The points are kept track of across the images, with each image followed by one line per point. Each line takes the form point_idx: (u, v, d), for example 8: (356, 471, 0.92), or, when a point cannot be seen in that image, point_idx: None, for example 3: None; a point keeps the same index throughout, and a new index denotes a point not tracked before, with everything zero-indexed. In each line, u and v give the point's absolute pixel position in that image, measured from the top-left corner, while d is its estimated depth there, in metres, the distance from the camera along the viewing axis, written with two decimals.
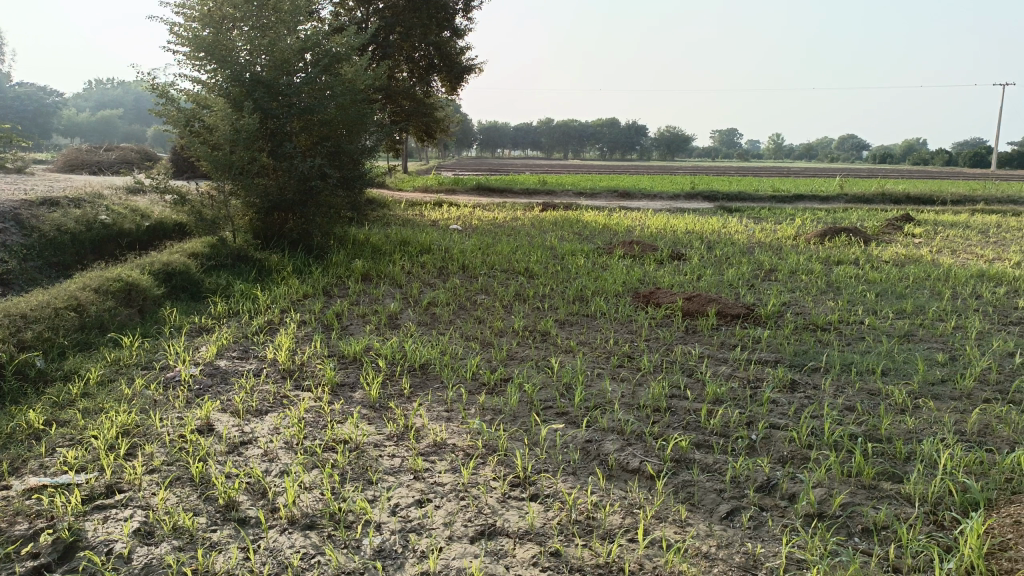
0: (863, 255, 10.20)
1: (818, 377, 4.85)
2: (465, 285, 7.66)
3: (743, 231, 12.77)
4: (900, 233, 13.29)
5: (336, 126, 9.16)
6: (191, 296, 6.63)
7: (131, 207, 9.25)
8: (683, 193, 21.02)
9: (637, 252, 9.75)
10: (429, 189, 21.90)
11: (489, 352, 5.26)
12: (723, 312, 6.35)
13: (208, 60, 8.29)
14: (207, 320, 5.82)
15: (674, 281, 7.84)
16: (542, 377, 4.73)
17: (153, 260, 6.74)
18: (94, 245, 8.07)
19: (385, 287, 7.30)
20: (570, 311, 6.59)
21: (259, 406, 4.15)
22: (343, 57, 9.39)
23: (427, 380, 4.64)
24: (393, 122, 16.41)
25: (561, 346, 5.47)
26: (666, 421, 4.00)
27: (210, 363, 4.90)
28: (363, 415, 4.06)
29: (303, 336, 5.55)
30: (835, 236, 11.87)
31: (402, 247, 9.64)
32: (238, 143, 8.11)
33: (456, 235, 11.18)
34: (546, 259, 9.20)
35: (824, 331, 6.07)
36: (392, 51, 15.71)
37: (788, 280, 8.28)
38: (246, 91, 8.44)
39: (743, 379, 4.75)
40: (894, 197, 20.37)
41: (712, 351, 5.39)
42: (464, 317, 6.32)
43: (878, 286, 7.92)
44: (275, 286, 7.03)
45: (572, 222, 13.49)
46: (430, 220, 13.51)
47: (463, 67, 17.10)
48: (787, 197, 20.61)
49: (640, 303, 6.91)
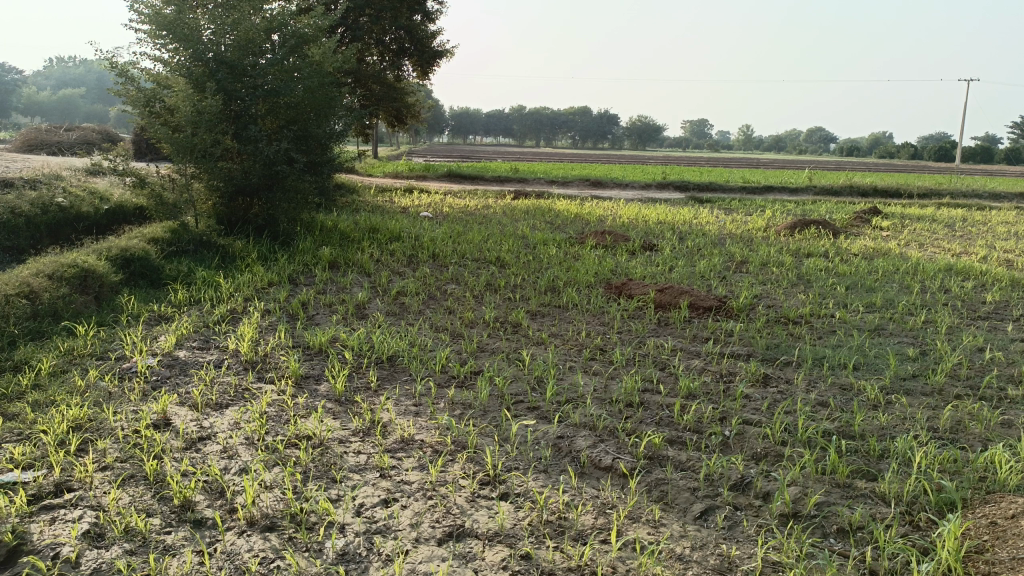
0: (833, 247, 10.25)
1: (790, 372, 4.82)
2: (436, 274, 7.53)
3: (714, 222, 12.80)
4: (867, 226, 13.40)
5: (303, 110, 8.94)
6: (151, 283, 6.41)
7: (90, 190, 8.96)
8: (655, 182, 21.05)
9: (609, 242, 9.69)
10: (399, 175, 21.65)
11: (459, 344, 5.15)
12: (695, 304, 6.29)
13: (170, 39, 8.02)
14: (167, 308, 5.63)
15: (646, 272, 7.79)
16: (512, 370, 4.63)
17: (112, 246, 6.52)
18: (51, 228, 7.79)
19: (353, 276, 7.14)
20: (542, 302, 6.50)
21: (220, 400, 4.00)
22: (311, 38, 9.16)
23: (395, 372, 4.52)
24: (363, 106, 16.17)
25: (533, 338, 5.38)
26: (639, 416, 3.93)
27: (169, 354, 4.72)
28: (328, 409, 3.93)
29: (268, 326, 5.39)
30: (805, 227, 11.94)
31: (371, 234, 9.47)
32: (201, 125, 7.87)
33: (427, 222, 11.02)
34: (518, 248, 9.10)
35: (796, 324, 6.05)
36: (362, 34, 15.44)
37: (760, 271, 8.28)
38: (209, 72, 8.20)
39: (716, 373, 4.70)
40: (862, 189, 20.58)
41: (684, 344, 5.33)
42: (434, 307, 6.20)
43: (848, 279, 7.94)
44: (240, 273, 6.84)
45: (544, 211, 13.39)
46: (400, 206, 13.33)
47: (434, 51, 16.88)
48: (757, 188, 20.71)
49: (613, 295, 6.84)
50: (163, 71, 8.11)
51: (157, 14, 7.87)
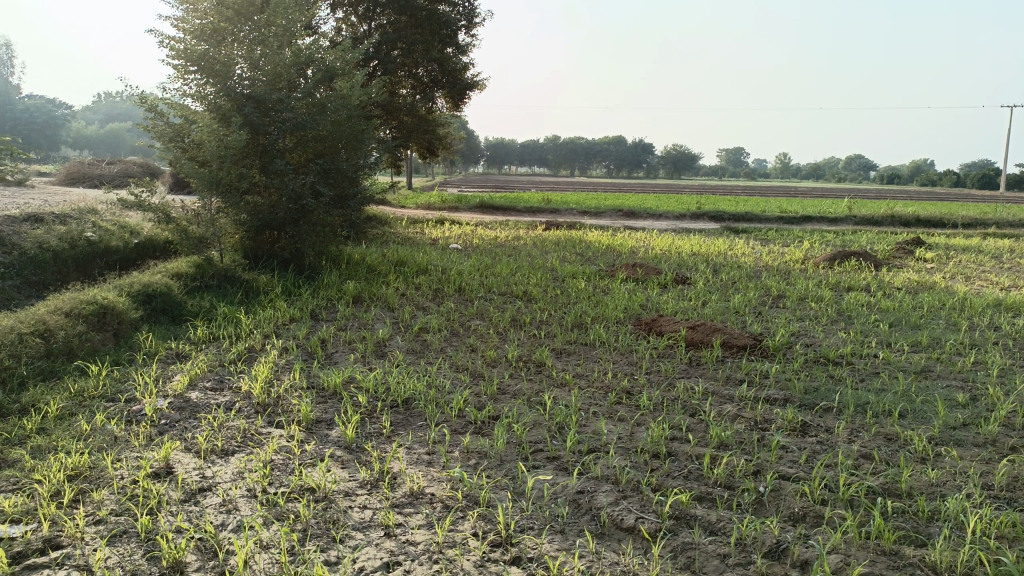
0: (874, 281, 9.87)
1: (830, 419, 4.52)
2: (461, 308, 7.36)
3: (750, 253, 12.49)
4: (910, 258, 12.96)
5: (331, 143, 8.90)
6: (171, 319, 6.33)
7: (120, 224, 8.99)
8: (689, 212, 20.76)
9: (640, 275, 9.44)
10: (432, 206, 21.64)
11: (479, 386, 4.94)
12: (728, 342, 6.01)
13: (200, 73, 8.04)
14: (184, 346, 5.53)
15: (677, 308, 7.53)
16: (533, 415, 4.40)
17: (134, 282, 6.47)
18: (78, 263, 7.81)
19: (376, 311, 7.00)
20: (568, 339, 6.28)
21: (225, 446, 3.85)
22: (340, 71, 9.14)
23: (410, 417, 4.32)
24: (395, 138, 16.21)
25: (556, 379, 5.15)
26: (666, 469, 3.67)
27: (180, 395, 4.59)
28: (336, 457, 3.75)
29: (284, 365, 5.25)
30: (845, 259, 11.57)
31: (398, 267, 9.35)
32: (228, 159, 7.84)
33: (456, 254, 10.89)
34: (547, 282, 8.91)
35: (836, 365, 5.73)
36: (394, 67, 15.49)
37: (797, 306, 7.96)
38: (237, 106, 8.21)
39: (750, 420, 4.42)
40: (904, 219, 20.06)
41: (717, 387, 5.05)
42: (456, 345, 6.01)
43: (890, 315, 7.58)
44: (261, 309, 6.74)
45: (575, 242, 13.19)
46: (431, 238, 13.25)
47: (466, 83, 16.89)
48: (794, 218, 20.29)
49: (642, 331, 6.59)
50: (192, 106, 8.12)
51: (187, 50, 7.91)
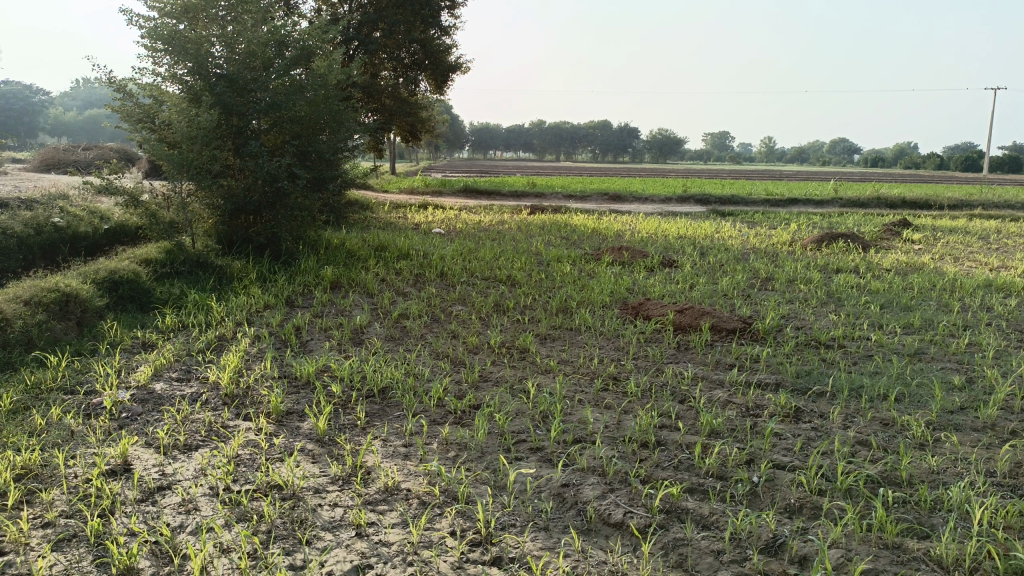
0: (863, 263, 9.73)
1: (825, 405, 4.35)
2: (442, 293, 7.14)
3: (737, 236, 12.32)
4: (897, 240, 12.85)
5: (308, 124, 8.62)
6: (139, 307, 6.07)
7: (89, 209, 8.68)
8: (675, 195, 20.59)
9: (626, 258, 9.24)
10: (415, 191, 21.33)
11: (460, 374, 4.73)
12: (718, 326, 5.83)
13: (170, 52, 7.74)
14: (151, 335, 5.29)
15: (665, 291, 7.34)
16: (516, 404, 4.20)
17: (100, 268, 6.20)
18: (43, 249, 7.52)
19: (354, 297, 6.76)
20: (553, 324, 6.08)
21: (188, 441, 3.63)
22: (316, 50, 8.84)
23: (387, 408, 4.11)
24: (377, 121, 15.89)
25: (540, 366, 4.95)
26: (655, 459, 3.48)
27: (144, 387, 4.36)
28: (307, 451, 3.53)
29: (256, 354, 5.02)
30: (833, 241, 11.44)
31: (378, 252, 9.10)
32: (199, 141, 7.55)
33: (438, 239, 10.65)
34: (531, 265, 8.70)
35: (828, 348, 5.57)
36: (375, 49, 15.14)
37: (786, 289, 7.80)
38: (209, 86, 7.90)
39: (741, 406, 4.24)
40: (890, 201, 19.98)
41: (706, 372, 4.87)
42: (436, 331, 5.79)
43: (881, 297, 7.43)
44: (234, 296, 6.49)
45: (559, 226, 12.98)
46: (413, 222, 13.00)
47: (449, 65, 16.55)
48: (780, 201, 20.16)
49: (629, 315, 6.40)
50: (163, 85, 7.82)
51: (156, 27, 7.60)
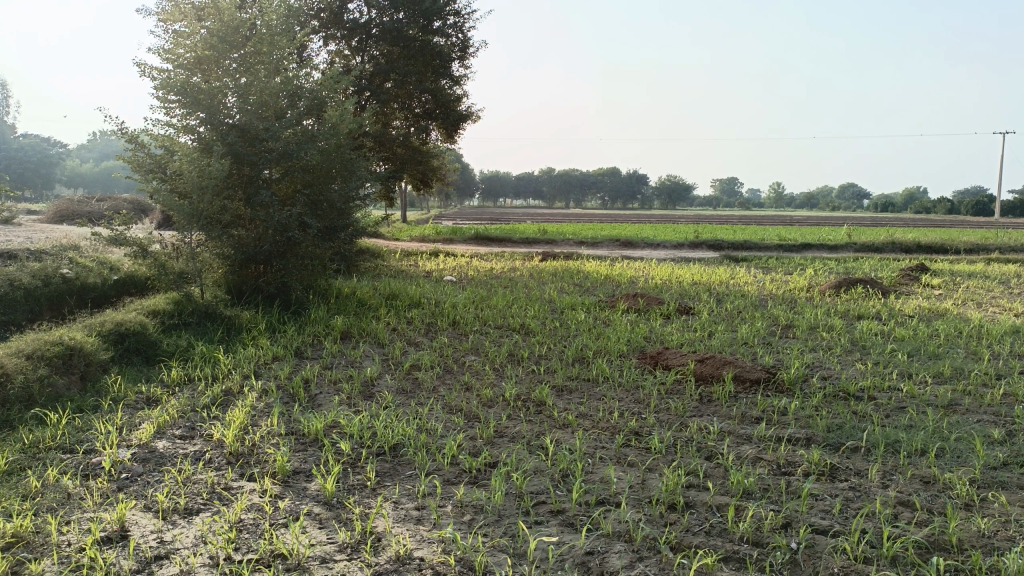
0: (885, 309, 9.51)
1: (860, 461, 4.12)
2: (455, 343, 6.96)
3: (752, 282, 12.14)
4: (917, 285, 12.63)
5: (320, 173, 8.58)
6: (145, 360, 5.93)
7: (98, 260, 8.62)
8: (687, 241, 20.48)
9: (641, 305, 9.07)
10: (426, 239, 21.30)
11: (474, 429, 4.53)
12: (741, 376, 5.62)
13: (182, 102, 7.74)
14: (156, 389, 5.14)
15: (683, 339, 7.15)
16: (534, 462, 3.99)
17: (106, 320, 6.08)
18: (51, 301, 7.42)
19: (365, 348, 6.60)
20: (570, 375, 5.88)
21: (189, 505, 3.43)
22: (328, 100, 8.84)
23: (398, 466, 3.91)
24: (388, 170, 15.92)
25: (558, 420, 4.74)
26: (684, 523, 3.26)
27: (146, 446, 4.18)
28: (314, 515, 3.33)
29: (263, 409, 4.85)
30: (851, 286, 11.23)
31: (389, 301, 8.97)
32: (210, 191, 7.50)
33: (450, 287, 10.51)
34: (545, 313, 8.53)
35: (857, 400, 5.34)
36: (387, 99, 15.25)
37: (808, 337, 7.59)
38: (220, 136, 7.88)
39: (772, 463, 4.02)
40: (905, 245, 19.78)
41: (732, 426, 4.65)
42: (450, 383, 5.60)
43: (907, 345, 7.21)
44: (242, 347, 6.34)
45: (572, 273, 12.84)
46: (424, 270, 12.90)
47: (460, 113, 16.64)
48: (794, 246, 20.00)
49: (647, 365, 6.20)
50: (174, 136, 7.80)
51: (169, 78, 7.61)
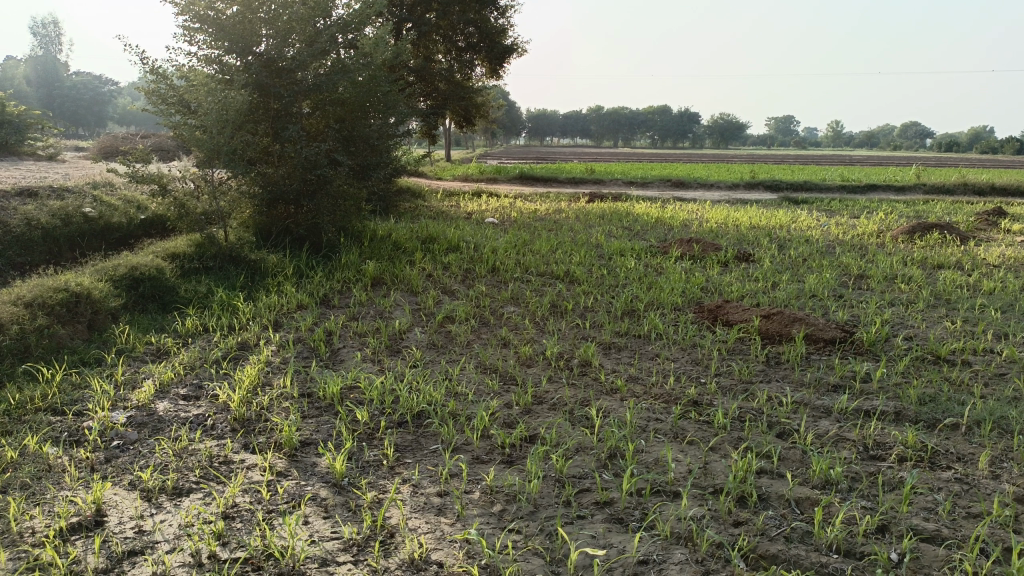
0: (966, 257, 8.66)
1: (964, 444, 3.49)
2: (493, 292, 6.41)
3: (816, 226, 11.29)
4: (996, 230, 11.63)
5: (352, 107, 7.99)
6: (160, 307, 5.52)
7: (125, 198, 8.25)
8: (743, 182, 19.46)
9: (697, 251, 8.37)
10: (469, 178, 20.68)
11: (510, 395, 4.01)
12: (813, 335, 4.99)
13: (205, 30, 7.16)
14: (166, 341, 4.73)
15: (744, 290, 6.48)
16: (577, 437, 3.46)
17: (121, 264, 5.69)
18: (71, 241, 7.07)
19: (397, 296, 6.10)
20: (618, 331, 5.31)
21: (180, 484, 2.99)
22: (361, 26, 8.16)
23: (421, 440, 3.42)
24: (430, 107, 15.22)
25: (605, 385, 4.19)
26: (759, 524, 2.70)
27: (144, 408, 3.76)
28: (319, 500, 2.86)
29: (278, 365, 4.39)
30: (926, 232, 10.33)
31: (426, 245, 8.43)
32: (233, 125, 6.97)
33: (491, 229, 9.94)
34: (591, 259, 7.91)
35: (949, 366, 4.67)
36: (429, 30, 14.47)
37: (884, 289, 6.86)
38: (245, 67, 7.31)
39: (858, 446, 3.43)
40: (978, 187, 18.47)
41: (806, 396, 4.04)
42: (485, 338, 5.07)
43: (997, 299, 6.44)
44: (265, 294, 5.89)
45: (621, 215, 12.13)
46: (465, 211, 12.32)
47: (505, 46, 15.74)
48: (857, 188, 18.85)
49: (704, 319, 5.59)
50: (198, 67, 7.25)
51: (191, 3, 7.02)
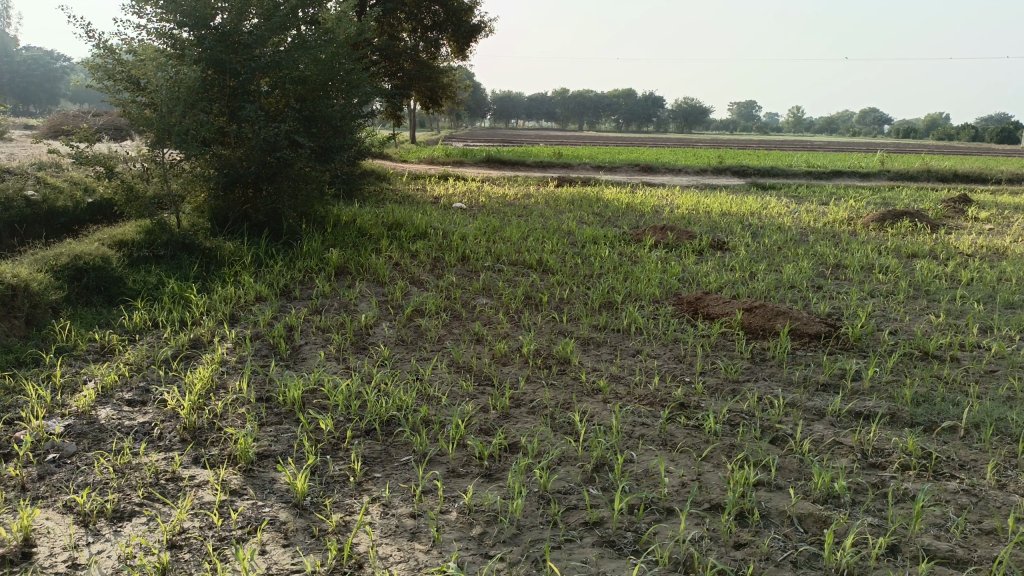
0: (940, 246, 8.59)
1: (964, 450, 3.32)
2: (463, 282, 6.12)
3: (787, 213, 11.17)
4: (964, 219, 11.62)
5: (313, 86, 7.58)
6: (106, 299, 5.14)
7: (70, 181, 7.77)
8: (711, 167, 19.36)
9: (671, 239, 8.17)
10: (435, 161, 20.29)
11: (486, 398, 3.74)
12: (798, 330, 4.79)
13: (156, 2, 6.68)
14: (112, 338, 4.37)
15: (723, 281, 6.29)
16: (560, 446, 3.21)
17: (63, 253, 5.28)
18: (10, 227, 6.61)
19: (362, 286, 5.78)
20: (596, 325, 5.07)
21: (121, 507, 2.67)
22: (323, 1, 7.73)
23: (391, 450, 3.14)
24: (395, 88, 14.80)
25: (586, 385, 3.94)
26: (763, 547, 2.48)
27: (84, 416, 3.42)
28: (278, 525, 2.56)
29: (234, 365, 4.06)
30: (896, 219, 10.27)
31: (392, 231, 8.10)
32: (186, 104, 6.53)
33: (459, 215, 9.62)
34: (563, 247, 7.66)
35: (938, 362, 4.51)
36: (393, 7, 14.02)
37: (862, 279, 6.72)
38: (198, 42, 6.85)
39: (856, 453, 3.24)
40: (941, 174, 18.61)
41: (798, 397, 3.84)
42: (457, 333, 4.80)
43: (977, 290, 6.33)
44: (220, 285, 5.53)
45: (591, 200, 11.89)
46: (432, 196, 11.97)
47: (472, 25, 15.34)
48: (823, 174, 18.87)
49: (684, 312, 5.37)
50: (148, 41, 6.76)
51: None
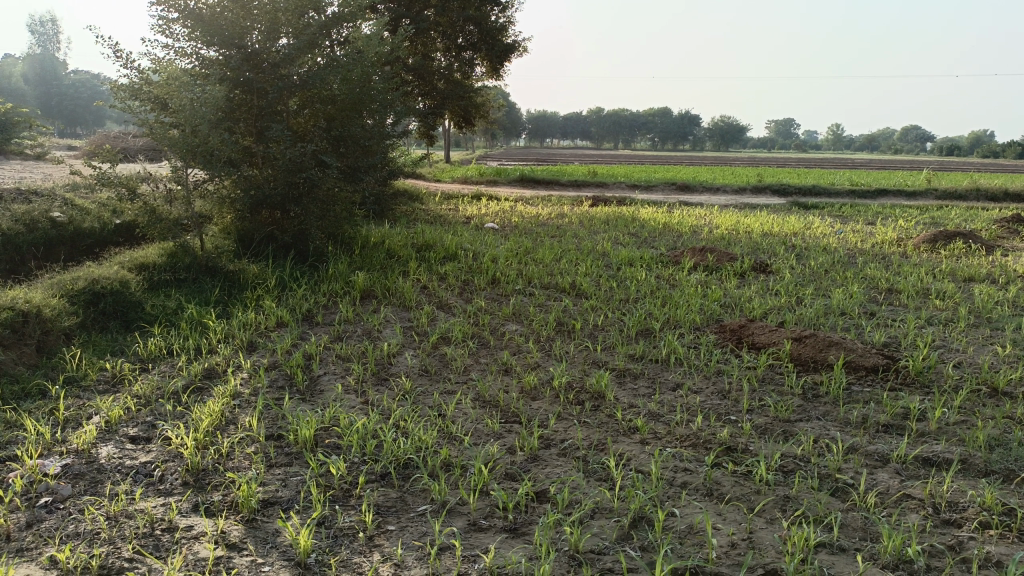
0: (998, 269, 8.10)
1: None
2: (493, 307, 5.84)
3: (832, 234, 10.72)
4: (1020, 240, 11.06)
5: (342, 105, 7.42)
6: (122, 325, 4.97)
7: (97, 202, 7.69)
8: (749, 185, 18.90)
9: (711, 261, 7.82)
10: (469, 180, 20.13)
11: (513, 438, 3.45)
12: (853, 362, 4.43)
13: (184, 22, 6.58)
14: (122, 368, 4.17)
15: (767, 306, 5.93)
16: (593, 496, 2.90)
17: (80, 276, 5.12)
18: (33, 249, 6.51)
19: (387, 311, 5.54)
20: (633, 355, 4.75)
21: (107, 564, 2.42)
22: (353, 19, 7.59)
23: (408, 499, 2.86)
24: (428, 108, 14.68)
25: (623, 424, 3.63)
26: None
27: (83, 455, 3.19)
28: None
29: (246, 399, 3.83)
30: (949, 241, 9.78)
31: (421, 252, 7.87)
32: (212, 124, 6.40)
33: (491, 235, 9.37)
34: (598, 269, 7.36)
35: (1011, 400, 4.09)
36: (427, 27, 13.93)
37: (917, 305, 6.30)
38: (226, 61, 6.73)
39: (928, 508, 2.88)
40: (991, 193, 17.95)
41: (858, 440, 3.48)
42: (484, 363, 4.52)
43: None
44: (240, 310, 5.33)
45: (626, 220, 11.57)
46: (464, 216, 11.75)
47: (506, 44, 15.19)
48: (867, 193, 18.30)
49: (727, 340, 5.03)
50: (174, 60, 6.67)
51: None
